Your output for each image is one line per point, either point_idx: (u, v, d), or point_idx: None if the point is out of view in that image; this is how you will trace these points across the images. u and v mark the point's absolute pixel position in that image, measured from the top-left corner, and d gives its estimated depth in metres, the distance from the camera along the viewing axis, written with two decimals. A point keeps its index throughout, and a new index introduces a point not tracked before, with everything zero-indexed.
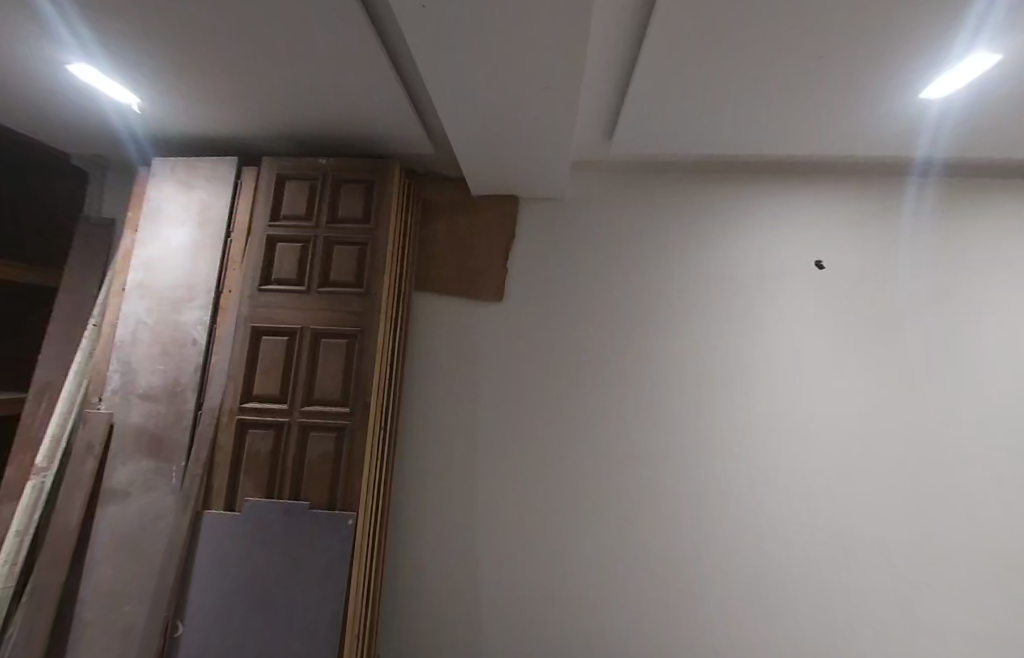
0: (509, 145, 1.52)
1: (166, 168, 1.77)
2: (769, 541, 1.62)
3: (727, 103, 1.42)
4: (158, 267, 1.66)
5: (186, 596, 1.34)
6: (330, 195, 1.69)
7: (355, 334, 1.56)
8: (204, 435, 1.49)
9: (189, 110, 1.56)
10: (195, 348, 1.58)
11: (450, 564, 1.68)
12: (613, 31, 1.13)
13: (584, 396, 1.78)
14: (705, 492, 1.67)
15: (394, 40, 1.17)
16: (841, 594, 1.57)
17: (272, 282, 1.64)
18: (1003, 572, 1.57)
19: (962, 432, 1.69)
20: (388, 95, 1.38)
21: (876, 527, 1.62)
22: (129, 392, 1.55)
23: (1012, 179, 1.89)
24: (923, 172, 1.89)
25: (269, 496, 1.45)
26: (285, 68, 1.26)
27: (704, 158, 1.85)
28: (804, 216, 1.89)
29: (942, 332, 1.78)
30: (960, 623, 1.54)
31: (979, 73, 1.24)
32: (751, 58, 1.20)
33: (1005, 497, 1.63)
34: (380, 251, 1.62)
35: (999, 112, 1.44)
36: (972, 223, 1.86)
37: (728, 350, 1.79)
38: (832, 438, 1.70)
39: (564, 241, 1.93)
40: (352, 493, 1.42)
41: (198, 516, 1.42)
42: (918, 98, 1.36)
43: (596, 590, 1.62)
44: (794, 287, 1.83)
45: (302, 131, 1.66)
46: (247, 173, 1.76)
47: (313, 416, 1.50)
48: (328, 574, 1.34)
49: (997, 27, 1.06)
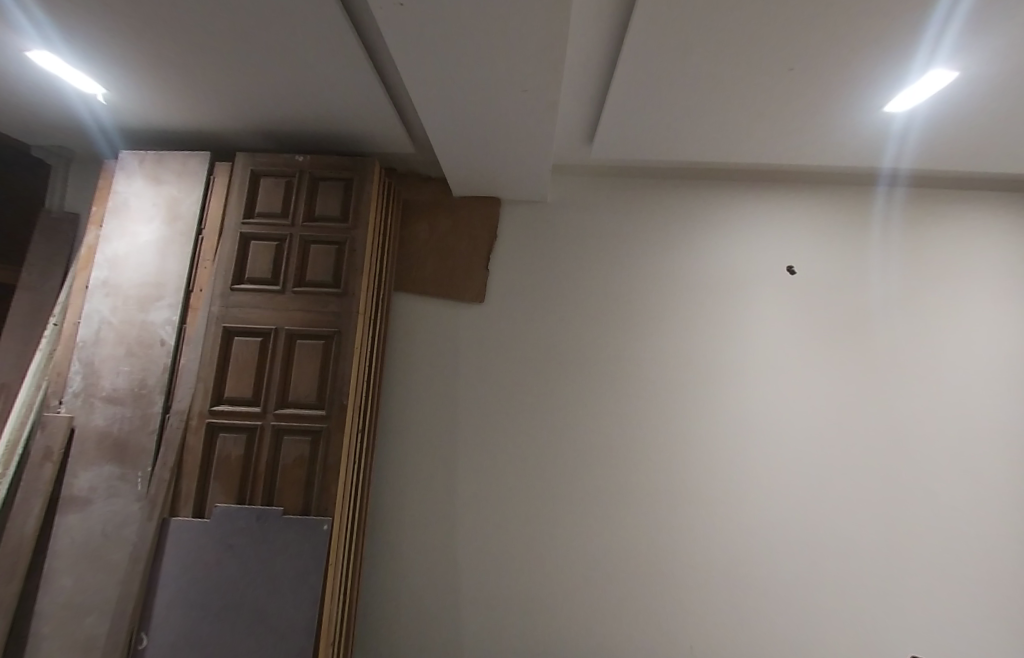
0: (490, 147, 1.51)
1: (134, 161, 1.70)
2: (744, 540, 1.65)
3: (706, 111, 1.44)
4: (125, 264, 1.60)
5: (151, 608, 1.29)
6: (307, 193, 1.66)
7: (332, 334, 1.53)
8: (171, 439, 1.43)
9: (159, 102, 1.50)
10: (163, 348, 1.52)
11: (429, 567, 1.66)
12: (591, 37, 1.14)
13: (564, 399, 1.79)
14: (683, 495, 1.69)
15: (372, 37, 1.15)
16: (816, 595, 1.61)
17: (245, 281, 1.59)
18: (968, 567, 1.64)
19: (924, 431, 1.76)
20: (365, 92, 1.36)
21: (843, 524, 1.67)
22: (91, 394, 1.48)
23: (972, 189, 1.97)
24: (891, 181, 1.96)
25: (240, 502, 1.40)
26: (259, 62, 1.23)
27: (682, 165, 1.88)
28: (777, 222, 1.94)
29: (907, 336, 1.85)
30: (930, 618, 1.59)
31: (941, 88, 1.29)
32: (724, 70, 1.22)
33: (968, 494, 1.70)
34: (358, 251, 1.59)
35: (959, 127, 1.51)
36: (936, 231, 1.93)
37: (704, 354, 1.82)
38: (802, 439, 1.74)
39: (546, 243, 1.93)
40: (328, 498, 1.39)
41: (165, 523, 1.36)
42: (883, 111, 1.41)
43: (575, 591, 1.62)
44: (768, 292, 1.88)
45: (278, 127, 1.62)
46: (220, 169, 1.70)
47: (287, 420, 1.46)
48: (302, 581, 1.31)
49: (954, 46, 1.10)
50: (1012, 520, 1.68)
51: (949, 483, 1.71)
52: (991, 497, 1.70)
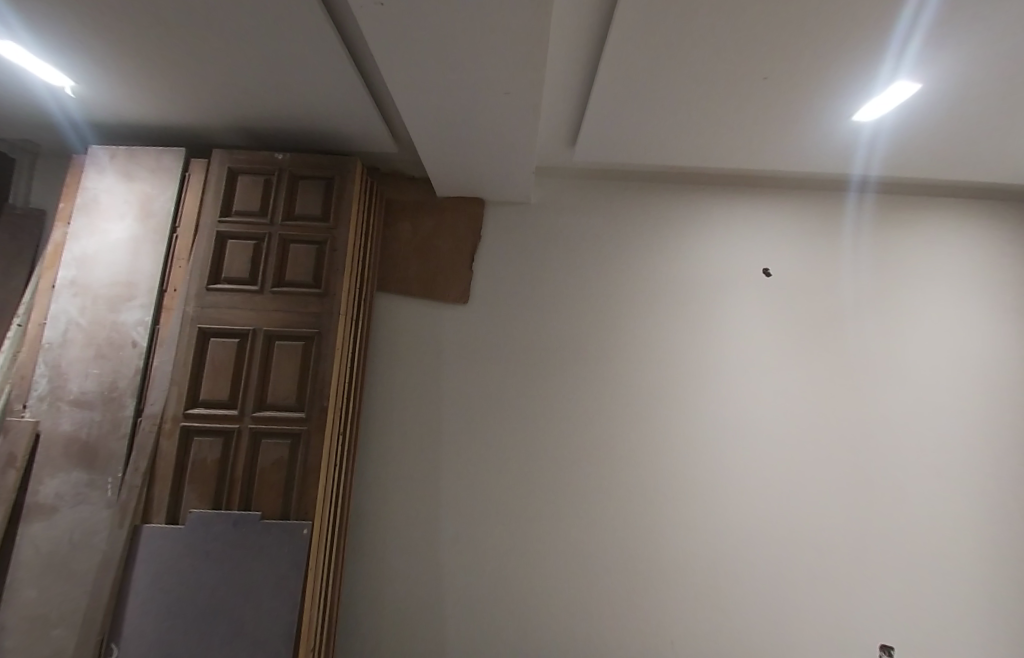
0: (473, 148, 1.51)
1: (104, 156, 1.64)
2: (722, 535, 1.69)
3: (684, 117, 1.48)
4: (95, 263, 1.54)
5: (122, 618, 1.25)
6: (287, 191, 1.63)
7: (312, 335, 1.51)
8: (143, 443, 1.39)
9: (131, 96, 1.45)
10: (136, 349, 1.47)
11: (412, 570, 1.64)
12: (572, 41, 1.15)
13: (547, 399, 1.80)
14: (664, 492, 1.73)
15: (354, 35, 1.14)
16: (792, 589, 1.66)
17: (222, 281, 1.55)
18: (934, 558, 1.71)
19: (893, 427, 1.83)
20: (346, 90, 1.34)
21: (816, 519, 1.72)
22: (58, 398, 1.43)
23: (936, 196, 2.05)
24: (861, 188, 2.03)
25: (216, 507, 1.37)
26: (235, 57, 1.20)
27: (662, 169, 1.91)
28: (754, 227, 1.99)
29: (876, 336, 1.92)
30: (898, 608, 1.66)
31: (905, 99, 1.35)
32: (701, 77, 1.25)
33: (934, 489, 1.77)
34: (340, 251, 1.57)
35: (924, 136, 1.57)
36: (904, 236, 2.01)
37: (684, 354, 1.85)
38: (777, 436, 1.79)
39: (529, 244, 1.94)
40: (308, 502, 1.36)
41: (137, 531, 1.32)
42: (852, 119, 1.46)
43: (558, 590, 1.63)
44: (745, 294, 1.92)
45: (256, 123, 1.59)
46: (196, 166, 1.66)
47: (265, 423, 1.43)
48: (280, 588, 1.28)
49: (917, 59, 1.15)
50: (973, 512, 1.76)
51: (916, 477, 1.78)
52: (955, 490, 1.77)
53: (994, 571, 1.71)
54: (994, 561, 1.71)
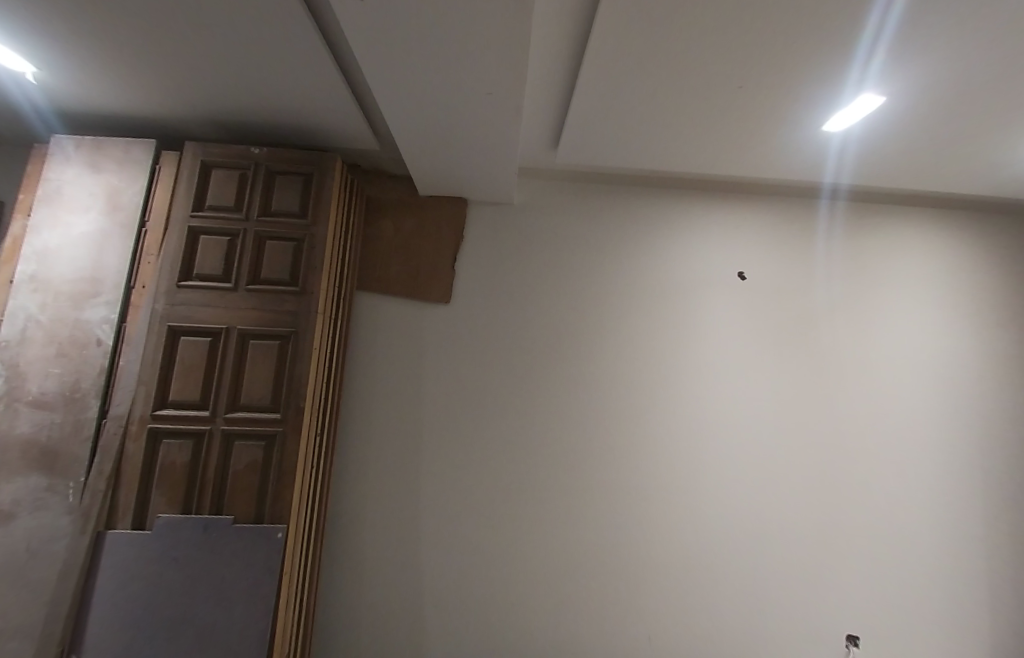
0: (455, 148, 1.51)
1: (68, 146, 1.57)
2: (698, 531, 1.73)
3: (663, 123, 1.51)
4: (57, 258, 1.47)
5: (83, 629, 1.19)
6: (263, 187, 1.59)
7: (288, 334, 1.47)
8: (108, 446, 1.33)
9: (97, 85, 1.39)
10: (101, 348, 1.41)
11: (390, 572, 1.63)
12: (553, 45, 1.17)
13: (526, 399, 1.80)
14: (641, 490, 1.75)
15: (333, 29, 1.12)
16: (764, 583, 1.71)
17: (193, 278, 1.51)
18: (896, 551, 1.79)
19: (859, 426, 1.90)
20: (324, 85, 1.32)
21: (787, 515, 1.78)
22: (14, 399, 1.35)
23: (902, 204, 2.14)
24: (832, 195, 2.10)
25: (186, 512, 1.32)
26: (210, 48, 1.17)
27: (642, 173, 1.95)
28: (731, 231, 2.04)
29: (844, 338, 1.99)
30: (863, 600, 1.73)
31: (870, 111, 1.41)
32: (678, 84, 1.28)
33: (897, 485, 1.85)
34: (318, 248, 1.54)
35: (889, 147, 1.64)
36: (871, 242, 2.10)
37: (661, 354, 1.89)
38: (750, 435, 1.84)
39: (510, 245, 1.94)
40: (282, 505, 1.33)
41: (100, 538, 1.26)
42: (821, 130, 1.52)
43: (538, 588, 1.64)
44: (721, 296, 1.97)
45: (232, 117, 1.55)
46: (168, 159, 1.61)
47: (238, 425, 1.39)
48: (253, 593, 1.25)
49: (880, 74, 1.21)
50: (934, 506, 1.84)
51: (880, 473, 1.86)
52: (915, 485, 1.86)
53: (952, 562, 1.79)
54: (952, 553, 1.80)
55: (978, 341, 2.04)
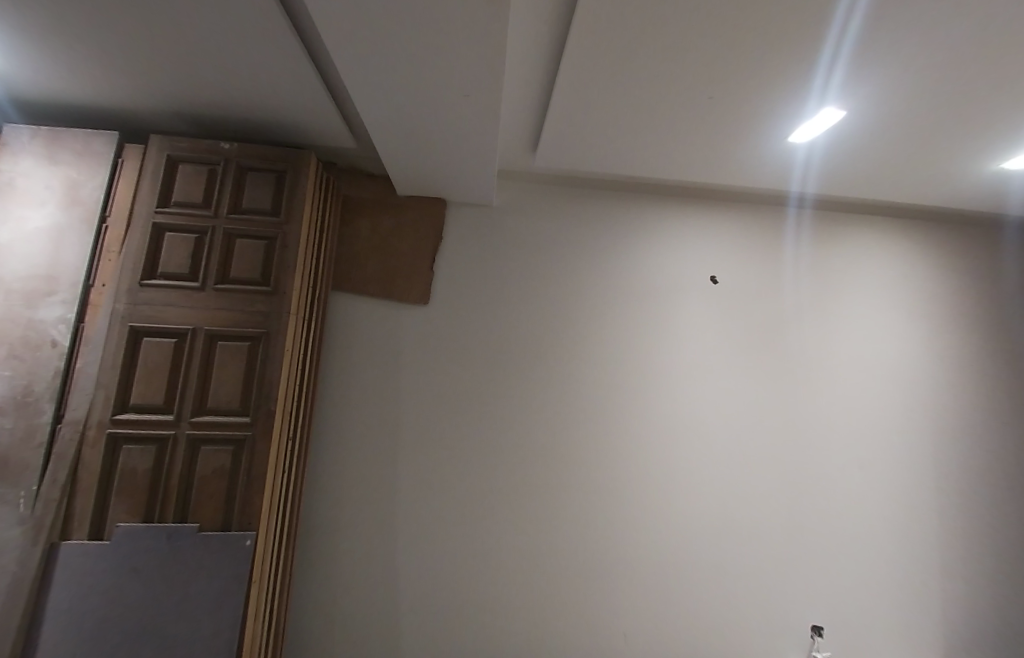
0: (433, 150, 1.50)
1: (24, 135, 1.49)
2: (672, 529, 1.77)
3: (637, 130, 1.54)
4: (9, 253, 1.39)
5: (34, 646, 1.13)
6: (233, 183, 1.54)
7: (258, 334, 1.44)
8: (62, 453, 1.26)
9: (54, 72, 1.33)
10: (57, 350, 1.34)
11: (365, 577, 1.60)
12: (529, 51, 1.18)
13: (503, 401, 1.81)
14: (617, 489, 1.78)
15: (305, 23, 1.10)
16: (734, 579, 1.76)
17: (158, 276, 1.45)
18: (857, 544, 1.87)
19: (823, 424, 1.98)
20: (299, 81, 1.29)
21: (756, 513, 1.84)
22: None
23: (863, 212, 2.24)
24: (800, 203, 2.18)
25: (147, 520, 1.26)
26: (177, 40, 1.14)
27: (617, 178, 1.98)
28: (704, 237, 2.10)
29: (809, 340, 2.07)
30: (826, 592, 1.80)
31: (832, 125, 1.48)
32: (651, 93, 1.32)
33: (857, 481, 1.94)
34: (290, 247, 1.51)
35: (851, 158, 1.71)
36: (835, 248, 2.19)
37: (636, 354, 1.92)
38: (720, 434, 1.90)
39: (490, 247, 1.95)
40: (251, 511, 1.29)
41: (53, 549, 1.20)
42: (787, 141, 1.58)
43: (515, 590, 1.64)
44: (694, 300, 2.02)
45: (202, 111, 1.50)
46: (132, 152, 1.54)
47: (204, 428, 1.34)
48: (220, 602, 1.21)
49: (840, 88, 1.27)
50: (890, 502, 1.94)
51: (842, 470, 1.94)
52: (875, 481, 1.95)
53: (907, 554, 1.89)
54: (907, 545, 1.90)
55: (931, 342, 2.15)
